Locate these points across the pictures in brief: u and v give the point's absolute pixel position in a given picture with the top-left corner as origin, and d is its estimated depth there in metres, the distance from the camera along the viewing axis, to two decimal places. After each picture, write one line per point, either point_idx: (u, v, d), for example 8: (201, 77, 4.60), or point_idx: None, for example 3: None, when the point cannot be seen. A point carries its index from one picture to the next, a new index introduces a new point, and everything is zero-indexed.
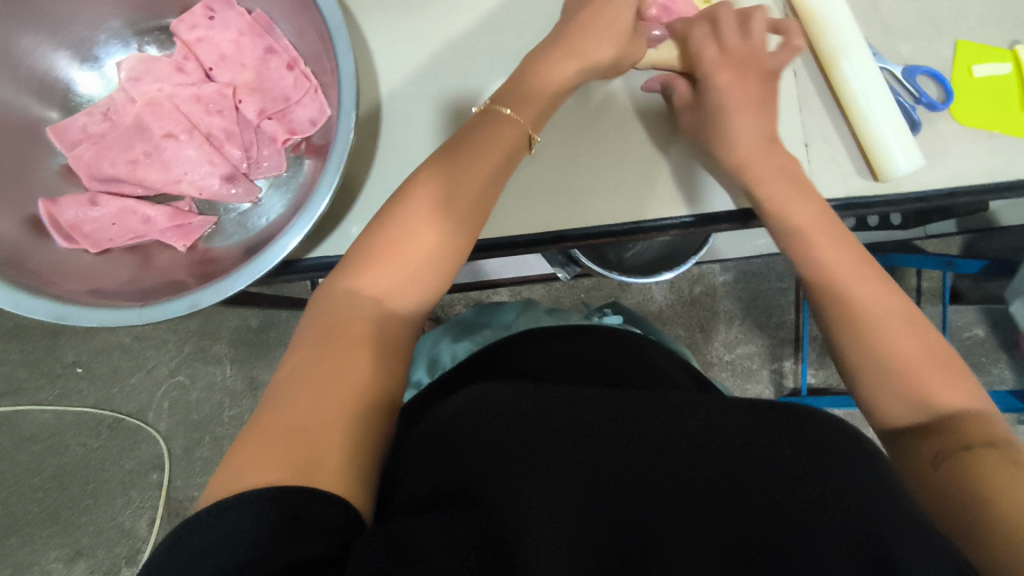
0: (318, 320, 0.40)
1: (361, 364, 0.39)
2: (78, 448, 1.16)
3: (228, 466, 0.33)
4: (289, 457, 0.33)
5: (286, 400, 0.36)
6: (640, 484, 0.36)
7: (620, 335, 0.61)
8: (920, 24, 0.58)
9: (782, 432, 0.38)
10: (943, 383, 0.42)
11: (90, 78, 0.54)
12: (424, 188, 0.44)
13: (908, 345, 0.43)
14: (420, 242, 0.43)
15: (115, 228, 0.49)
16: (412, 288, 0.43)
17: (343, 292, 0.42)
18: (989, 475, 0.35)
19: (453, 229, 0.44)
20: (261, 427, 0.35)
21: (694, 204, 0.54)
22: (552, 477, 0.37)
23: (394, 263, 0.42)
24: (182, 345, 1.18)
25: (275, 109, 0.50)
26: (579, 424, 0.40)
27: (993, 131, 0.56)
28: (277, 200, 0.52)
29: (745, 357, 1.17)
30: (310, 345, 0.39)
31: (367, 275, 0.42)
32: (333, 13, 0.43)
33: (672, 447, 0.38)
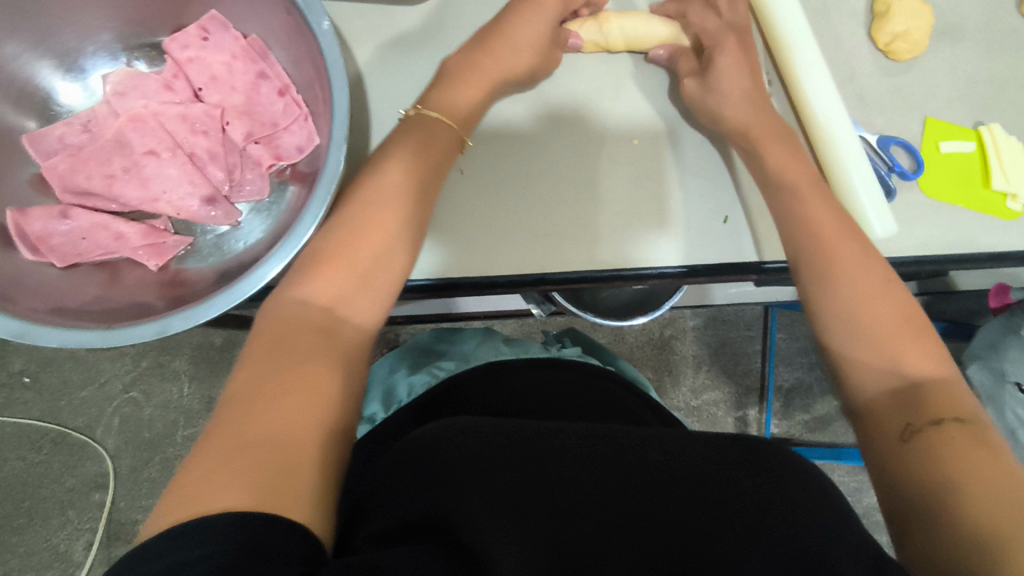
0: (271, 329, 0.39)
1: (320, 387, 0.37)
2: (17, 462, 1.10)
3: (181, 485, 0.31)
4: (243, 480, 0.31)
5: (236, 419, 0.34)
6: (606, 516, 0.36)
7: (580, 366, 0.61)
8: (893, 98, 0.61)
9: (740, 466, 0.38)
10: (910, 348, 0.42)
11: (73, 89, 0.53)
12: (388, 193, 0.45)
13: (885, 314, 0.43)
14: (369, 255, 0.43)
15: (84, 242, 0.48)
16: (364, 294, 0.42)
17: (291, 309, 0.40)
18: (956, 458, 0.35)
19: (400, 244, 0.44)
20: (217, 446, 0.32)
21: (674, 256, 0.55)
22: (521, 506, 0.36)
23: (350, 263, 0.42)
24: (139, 359, 1.14)
25: (263, 133, 0.50)
26: (550, 452, 0.39)
27: (955, 205, 0.59)
28: (257, 225, 0.51)
29: (711, 403, 1.18)
30: (264, 352, 0.38)
31: (323, 278, 0.41)
32: (330, 46, 0.43)
33: (637, 475, 0.38)
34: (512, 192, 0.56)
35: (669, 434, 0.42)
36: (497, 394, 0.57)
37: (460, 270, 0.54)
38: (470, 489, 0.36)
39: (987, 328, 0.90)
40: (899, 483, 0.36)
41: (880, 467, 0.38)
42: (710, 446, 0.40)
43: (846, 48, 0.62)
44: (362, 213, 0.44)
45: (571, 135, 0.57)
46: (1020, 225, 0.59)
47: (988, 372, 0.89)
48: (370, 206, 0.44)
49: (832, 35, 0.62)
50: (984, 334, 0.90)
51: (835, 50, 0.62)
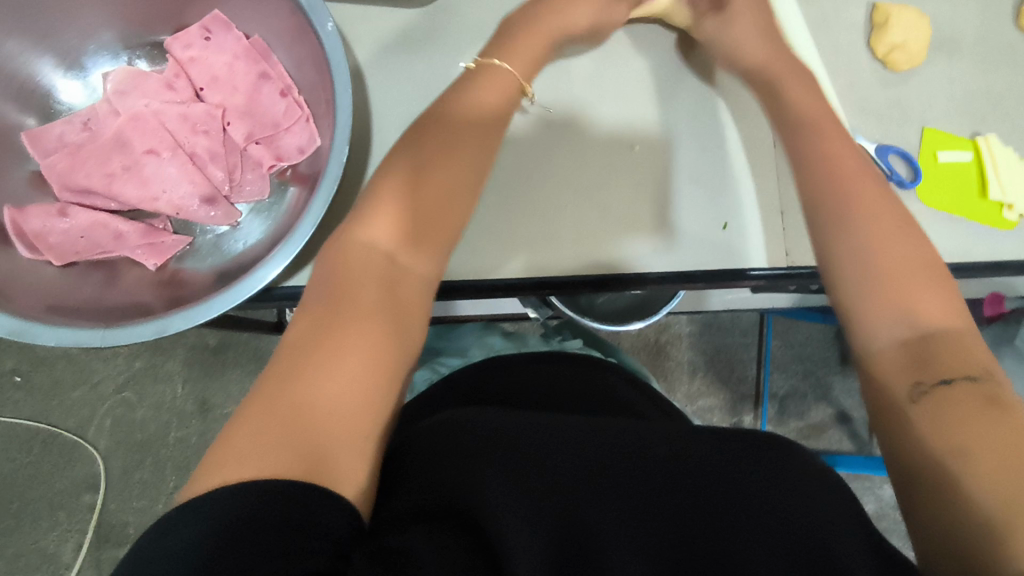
0: (338, 266, 0.39)
1: (375, 339, 0.36)
2: (7, 462, 1.09)
3: (222, 449, 0.31)
4: (264, 447, 0.31)
5: (282, 376, 0.34)
6: (618, 504, 0.36)
7: (587, 361, 0.60)
8: (891, 109, 0.62)
9: (756, 459, 0.38)
10: (925, 296, 0.40)
11: (73, 86, 0.52)
12: (402, 162, 0.43)
13: (901, 263, 0.42)
14: (421, 213, 0.42)
15: (82, 241, 0.47)
16: (421, 248, 0.41)
17: (353, 257, 0.39)
18: (963, 423, 0.35)
19: (452, 204, 0.43)
20: (255, 405, 0.33)
21: (677, 263, 0.55)
22: (538, 491, 0.36)
23: (409, 214, 0.41)
24: (132, 360, 1.13)
25: (264, 134, 0.50)
26: (568, 434, 0.39)
27: (952, 214, 0.60)
28: (257, 226, 0.51)
29: (706, 409, 1.18)
30: (317, 307, 0.37)
31: (383, 224, 0.41)
32: (334, 47, 0.43)
33: (651, 467, 0.37)
34: (516, 194, 0.56)
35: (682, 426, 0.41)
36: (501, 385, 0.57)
37: (461, 272, 0.54)
38: (487, 471, 0.36)
39: (981, 337, 0.92)
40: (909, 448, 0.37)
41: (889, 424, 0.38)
42: (727, 438, 0.39)
43: (846, 58, 0.63)
44: (459, 132, 0.45)
45: (572, 140, 0.57)
46: (1016, 235, 0.60)
47: None
48: (453, 125, 0.45)
49: (832, 45, 0.63)
50: (979, 343, 0.92)
51: (834, 60, 0.62)
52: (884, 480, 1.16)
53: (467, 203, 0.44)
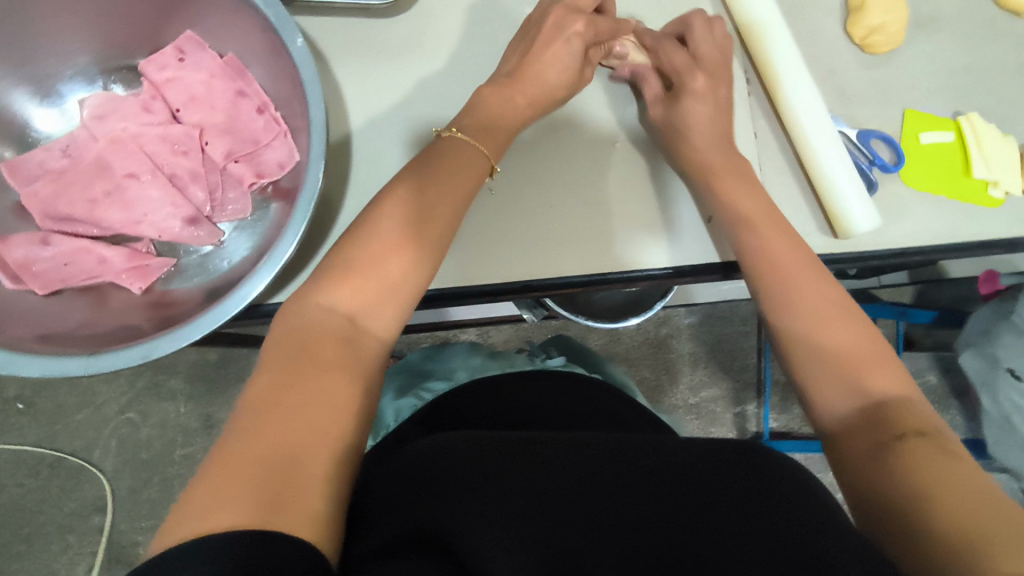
0: (291, 333, 0.39)
1: (330, 400, 0.37)
2: (16, 488, 1.09)
3: (185, 507, 0.31)
4: (226, 500, 0.31)
5: (235, 439, 0.34)
6: (607, 516, 0.36)
7: (571, 377, 0.61)
8: (873, 92, 0.62)
9: (736, 469, 0.38)
10: (874, 369, 0.43)
11: (48, 115, 0.52)
12: (393, 214, 0.44)
13: (839, 330, 0.45)
14: (382, 272, 0.42)
15: (67, 267, 0.47)
16: (383, 309, 0.42)
17: (314, 314, 0.40)
18: (920, 470, 0.36)
19: (405, 260, 0.43)
20: (218, 465, 0.33)
21: (664, 258, 0.55)
22: (515, 514, 0.36)
23: (374, 275, 0.42)
24: (135, 380, 1.13)
25: (244, 152, 0.50)
26: (541, 458, 0.39)
27: (939, 196, 0.59)
28: (242, 243, 0.51)
29: (710, 401, 1.18)
30: (275, 365, 0.37)
31: (345, 287, 0.41)
32: (306, 62, 0.43)
33: (630, 480, 0.38)
34: (494, 209, 0.55)
35: (661, 440, 0.42)
36: (486, 407, 0.57)
37: (447, 280, 0.54)
38: (462, 504, 0.37)
39: (978, 316, 0.91)
40: (874, 502, 0.37)
41: (853, 473, 0.40)
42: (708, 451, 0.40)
43: (825, 43, 0.62)
44: (443, 178, 0.46)
45: (549, 148, 0.57)
46: (1003, 213, 0.60)
47: (982, 358, 0.90)
48: (434, 175, 0.46)
49: (810, 31, 0.63)
50: (976, 321, 0.91)
51: (813, 46, 0.62)
52: None
53: (432, 257, 0.45)
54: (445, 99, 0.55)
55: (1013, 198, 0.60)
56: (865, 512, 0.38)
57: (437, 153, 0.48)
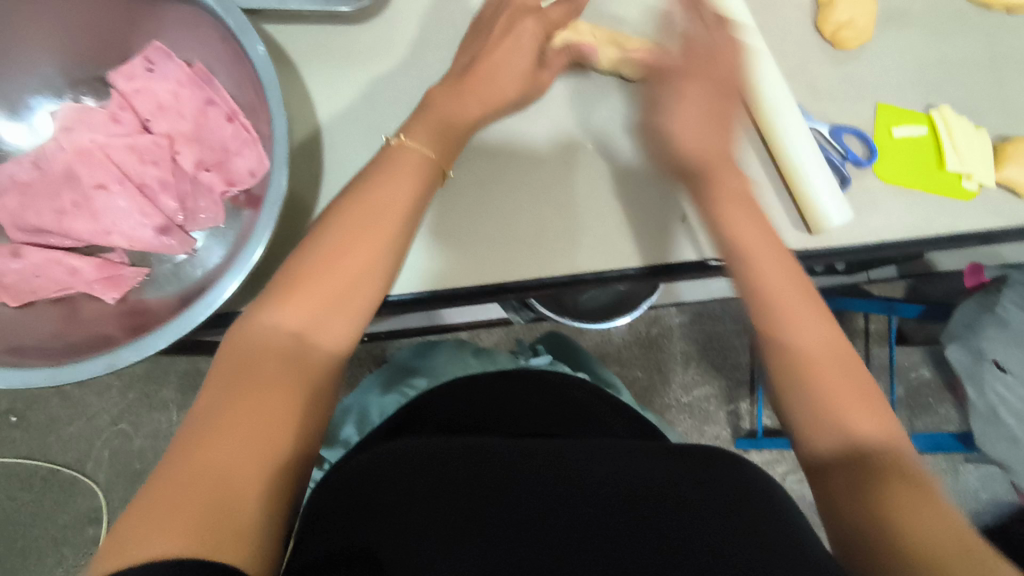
0: (235, 353, 0.38)
1: (274, 427, 0.36)
2: (9, 502, 1.09)
3: (127, 528, 0.31)
4: (162, 526, 0.31)
5: (179, 462, 0.34)
6: (548, 532, 0.37)
7: (550, 378, 0.61)
8: (844, 87, 0.62)
9: (678, 485, 0.39)
10: (841, 377, 0.41)
11: (18, 129, 0.53)
12: (356, 211, 0.42)
13: (807, 326, 0.42)
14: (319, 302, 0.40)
15: (39, 280, 0.47)
16: (342, 313, 0.41)
17: (260, 341, 0.39)
18: (904, 513, 0.35)
19: (362, 274, 0.41)
20: (159, 486, 0.33)
21: (637, 258, 0.55)
22: (459, 529, 0.37)
23: (330, 282, 0.40)
24: (126, 391, 1.13)
25: (214, 160, 0.50)
26: (493, 473, 0.40)
27: (911, 189, 0.60)
28: (215, 250, 0.52)
29: (703, 399, 1.19)
30: (223, 379, 0.37)
31: (292, 303, 0.39)
32: (267, 69, 0.43)
33: (574, 493, 0.39)
34: (468, 209, 0.55)
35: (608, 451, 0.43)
36: (455, 408, 0.58)
37: (424, 283, 0.54)
38: (407, 517, 0.38)
39: (964, 308, 0.91)
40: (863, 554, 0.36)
41: (836, 517, 0.38)
42: (656, 466, 0.41)
43: (795, 39, 0.63)
44: (390, 178, 0.43)
45: (524, 150, 0.56)
46: (975, 205, 0.60)
47: (967, 351, 0.90)
48: (390, 178, 0.43)
49: (780, 27, 0.63)
50: (961, 314, 0.91)
51: (783, 43, 0.63)
52: None
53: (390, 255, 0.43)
54: (416, 101, 0.55)
55: (987, 189, 0.60)
56: (848, 551, 0.37)
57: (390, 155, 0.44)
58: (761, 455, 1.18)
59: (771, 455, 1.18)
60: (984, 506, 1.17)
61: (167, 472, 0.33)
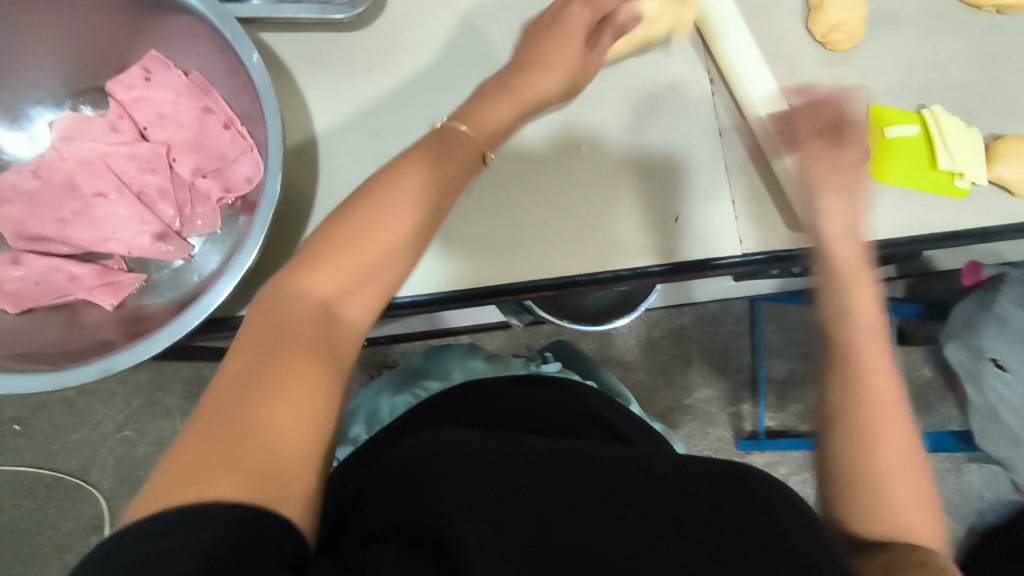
0: (279, 305, 0.35)
1: (312, 395, 0.33)
2: (14, 510, 1.10)
3: (167, 470, 0.29)
4: (220, 471, 0.29)
5: (225, 429, 0.30)
6: (581, 528, 0.36)
7: (563, 383, 0.61)
8: (836, 88, 0.62)
9: (718, 485, 0.39)
10: (887, 439, 0.42)
11: (18, 138, 0.54)
12: (409, 174, 0.40)
13: (877, 354, 0.44)
14: (357, 276, 0.37)
15: (38, 286, 0.48)
16: (383, 279, 0.38)
17: (288, 312, 0.35)
18: None
19: (406, 251, 0.39)
20: (204, 429, 0.30)
21: (630, 260, 0.56)
22: (499, 523, 0.36)
23: (378, 245, 0.37)
24: (129, 399, 1.14)
25: (211, 167, 0.51)
26: (526, 467, 0.39)
27: (904, 188, 0.60)
28: (213, 255, 0.52)
29: (705, 401, 1.19)
30: (260, 333, 0.34)
31: (332, 263, 0.36)
32: (262, 77, 0.44)
33: (617, 481, 0.39)
34: (480, 210, 0.57)
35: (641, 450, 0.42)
36: (483, 403, 0.58)
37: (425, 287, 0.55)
38: (448, 508, 0.36)
39: (961, 307, 0.91)
40: None
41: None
42: (691, 466, 0.40)
43: (787, 42, 0.63)
44: (440, 172, 0.41)
45: (529, 153, 0.58)
46: (968, 203, 0.60)
47: (965, 349, 0.90)
48: (444, 157, 0.42)
49: (771, 30, 0.63)
50: (960, 312, 0.91)
51: (774, 45, 0.63)
52: None
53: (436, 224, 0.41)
54: (412, 108, 0.56)
55: (979, 188, 0.60)
56: None
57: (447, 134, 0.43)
58: (764, 456, 1.18)
59: (774, 457, 1.18)
60: (989, 506, 1.17)
61: (213, 418, 0.31)
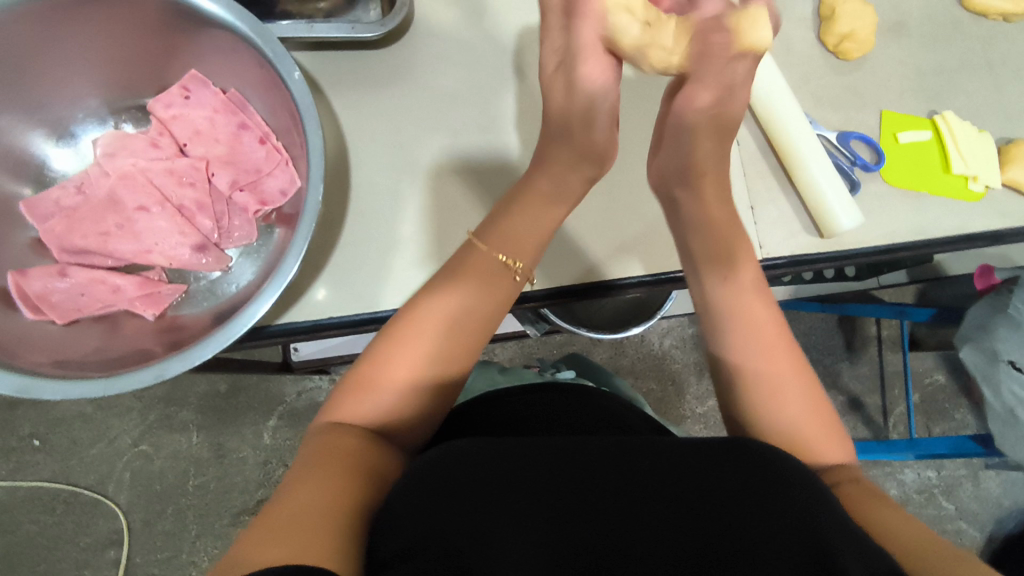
0: (319, 442, 0.42)
1: (350, 481, 0.39)
2: (31, 525, 1.10)
3: (245, 543, 0.33)
4: (288, 541, 0.32)
5: (313, 477, 0.38)
6: (597, 516, 0.38)
7: (583, 388, 0.62)
8: (849, 96, 0.64)
9: (733, 468, 0.40)
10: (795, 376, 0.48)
11: (65, 154, 0.55)
12: (435, 300, 0.49)
13: (756, 313, 0.51)
14: (432, 359, 0.48)
15: (84, 297, 0.50)
16: (416, 385, 0.47)
17: (375, 389, 0.47)
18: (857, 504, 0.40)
19: (437, 360, 0.48)
20: (264, 520, 0.35)
21: (649, 266, 0.57)
22: (517, 524, 0.37)
23: (403, 347, 0.48)
24: (146, 413, 1.15)
25: (247, 180, 0.52)
26: (547, 466, 0.41)
27: (920, 192, 0.61)
28: (248, 267, 0.54)
29: (717, 409, 1.19)
30: (313, 455, 0.41)
31: (357, 401, 0.46)
32: (303, 93, 0.45)
33: (632, 480, 0.40)
34: None
35: (654, 442, 0.44)
36: (501, 413, 0.58)
37: None
38: (473, 510, 0.37)
39: (976, 309, 0.92)
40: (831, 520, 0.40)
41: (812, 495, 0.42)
42: (703, 450, 0.42)
43: (800, 52, 0.65)
44: (455, 286, 0.50)
45: None
46: (983, 206, 0.61)
47: (981, 353, 0.91)
48: (454, 333, 0.49)
49: (784, 40, 0.65)
50: (973, 315, 0.92)
51: (787, 55, 0.65)
52: (903, 465, 1.17)
53: (470, 338, 0.50)
54: (437, 122, 0.58)
55: (993, 192, 0.62)
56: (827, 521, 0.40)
57: (462, 269, 0.51)
58: None
59: None
60: (1005, 512, 1.17)
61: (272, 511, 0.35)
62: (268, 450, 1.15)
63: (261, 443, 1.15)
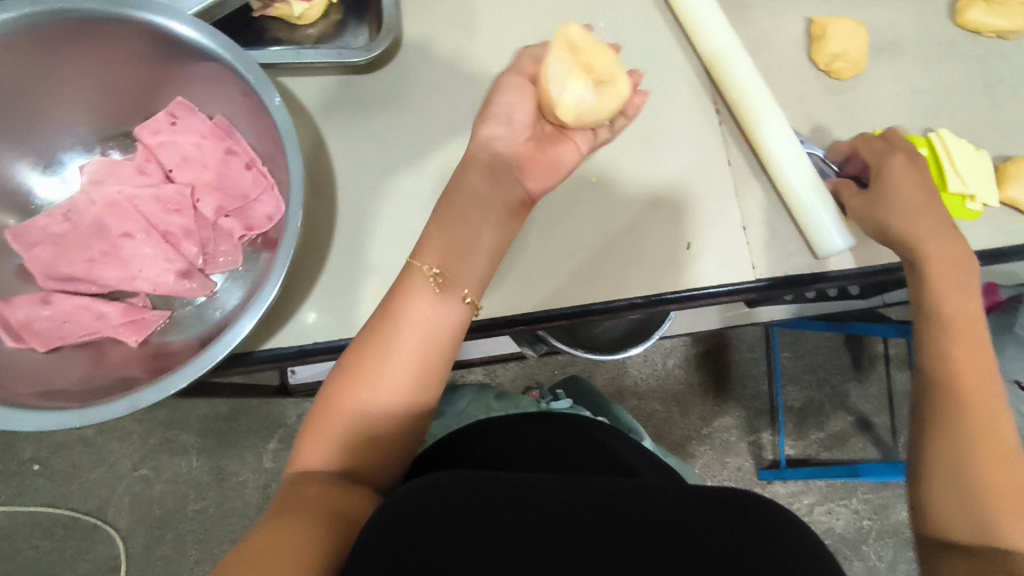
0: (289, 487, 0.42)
1: (314, 520, 0.38)
2: (30, 551, 1.09)
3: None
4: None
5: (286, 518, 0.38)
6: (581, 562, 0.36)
7: (575, 419, 0.60)
8: (841, 115, 0.63)
9: (720, 522, 0.39)
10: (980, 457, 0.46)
11: (49, 183, 0.56)
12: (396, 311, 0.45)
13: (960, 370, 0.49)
14: (386, 395, 0.45)
15: (66, 324, 0.49)
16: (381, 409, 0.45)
17: (334, 426, 0.45)
18: None
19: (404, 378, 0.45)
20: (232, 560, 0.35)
21: (641, 287, 0.56)
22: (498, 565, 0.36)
23: (361, 371, 0.45)
24: (146, 437, 1.14)
25: (234, 206, 0.53)
26: (534, 506, 0.39)
27: None
28: (235, 292, 0.54)
29: (723, 429, 1.17)
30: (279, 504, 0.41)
31: (323, 435, 0.45)
32: (284, 118, 0.46)
33: (620, 528, 0.38)
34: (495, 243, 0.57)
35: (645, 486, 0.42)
36: (499, 440, 0.57)
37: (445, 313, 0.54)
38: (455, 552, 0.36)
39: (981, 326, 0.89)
40: None
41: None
42: (693, 499, 0.41)
43: (792, 71, 0.64)
44: (414, 296, 0.46)
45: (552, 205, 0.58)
46: (981, 225, 0.60)
47: None
48: (415, 346, 0.45)
49: (775, 60, 0.65)
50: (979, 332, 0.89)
51: (779, 74, 0.64)
52: None
53: (439, 348, 0.46)
54: (423, 145, 0.58)
55: (990, 210, 0.61)
56: None
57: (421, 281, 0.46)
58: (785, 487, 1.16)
59: (795, 487, 1.15)
60: None
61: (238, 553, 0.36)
62: (268, 473, 1.14)
63: (261, 466, 1.14)
